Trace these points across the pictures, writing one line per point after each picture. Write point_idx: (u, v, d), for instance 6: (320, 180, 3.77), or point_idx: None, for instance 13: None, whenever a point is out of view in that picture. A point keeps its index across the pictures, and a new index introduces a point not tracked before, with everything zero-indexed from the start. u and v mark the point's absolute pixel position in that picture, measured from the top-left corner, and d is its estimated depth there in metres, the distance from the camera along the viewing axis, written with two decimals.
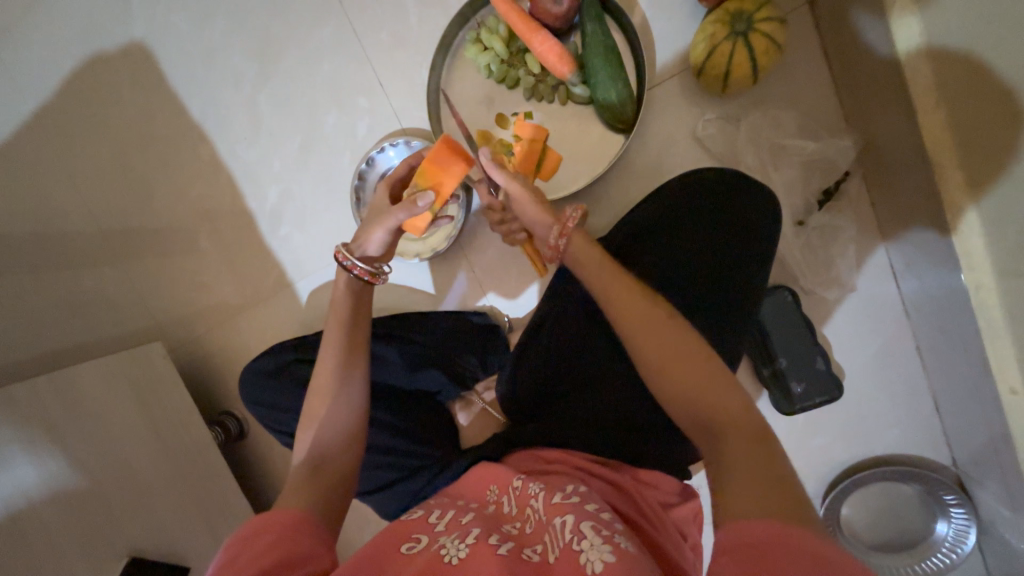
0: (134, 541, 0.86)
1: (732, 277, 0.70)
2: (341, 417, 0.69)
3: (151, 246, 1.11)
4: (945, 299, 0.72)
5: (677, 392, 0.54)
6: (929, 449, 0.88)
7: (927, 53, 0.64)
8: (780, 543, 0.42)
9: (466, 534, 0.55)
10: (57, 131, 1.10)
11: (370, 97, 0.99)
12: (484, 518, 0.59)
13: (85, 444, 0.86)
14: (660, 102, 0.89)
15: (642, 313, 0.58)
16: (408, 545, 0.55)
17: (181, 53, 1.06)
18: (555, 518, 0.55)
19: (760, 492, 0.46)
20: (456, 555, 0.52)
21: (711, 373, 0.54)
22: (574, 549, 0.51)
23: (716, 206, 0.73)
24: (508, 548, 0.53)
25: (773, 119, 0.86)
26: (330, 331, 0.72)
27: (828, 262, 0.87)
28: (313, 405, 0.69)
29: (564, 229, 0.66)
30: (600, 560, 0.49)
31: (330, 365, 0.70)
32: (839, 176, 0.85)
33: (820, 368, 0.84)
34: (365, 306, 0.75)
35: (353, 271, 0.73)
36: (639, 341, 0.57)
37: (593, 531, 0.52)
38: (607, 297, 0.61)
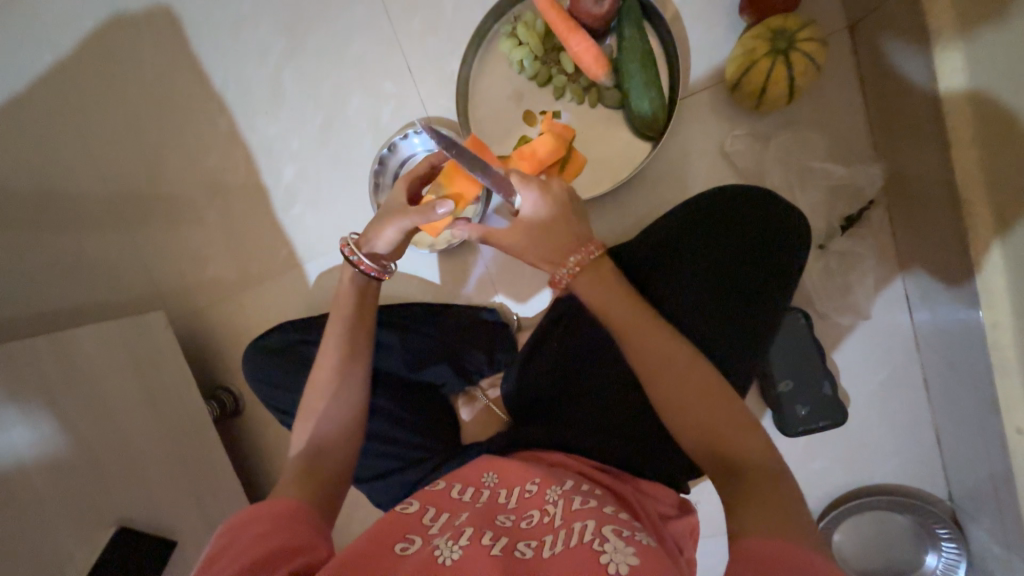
0: (123, 510, 0.85)
1: (751, 298, 0.70)
2: (340, 408, 0.68)
3: (160, 213, 1.09)
4: (958, 334, 0.72)
5: (686, 415, 0.56)
6: (927, 481, 0.88)
7: (968, 87, 0.64)
8: (786, 562, 0.43)
9: (459, 535, 0.54)
10: (73, 88, 1.08)
11: (397, 82, 0.98)
12: (479, 513, 0.58)
13: (81, 409, 0.85)
14: (690, 113, 0.89)
15: (654, 339, 0.60)
16: (402, 545, 0.54)
17: (208, 21, 1.04)
18: (574, 522, 0.55)
19: (767, 513, 0.47)
20: (450, 557, 0.51)
21: (722, 401, 0.56)
22: (594, 549, 0.51)
23: (738, 225, 0.73)
24: (501, 548, 0.52)
25: (801, 140, 0.86)
26: (336, 322, 0.72)
27: (844, 287, 0.87)
28: (312, 394, 0.69)
29: (575, 266, 0.65)
30: (624, 563, 0.49)
31: (331, 356, 0.70)
32: (863, 204, 0.85)
33: (827, 393, 0.84)
34: (370, 295, 0.75)
35: (359, 266, 0.74)
36: (652, 361, 0.59)
37: (615, 534, 0.52)
38: (621, 314, 0.62)
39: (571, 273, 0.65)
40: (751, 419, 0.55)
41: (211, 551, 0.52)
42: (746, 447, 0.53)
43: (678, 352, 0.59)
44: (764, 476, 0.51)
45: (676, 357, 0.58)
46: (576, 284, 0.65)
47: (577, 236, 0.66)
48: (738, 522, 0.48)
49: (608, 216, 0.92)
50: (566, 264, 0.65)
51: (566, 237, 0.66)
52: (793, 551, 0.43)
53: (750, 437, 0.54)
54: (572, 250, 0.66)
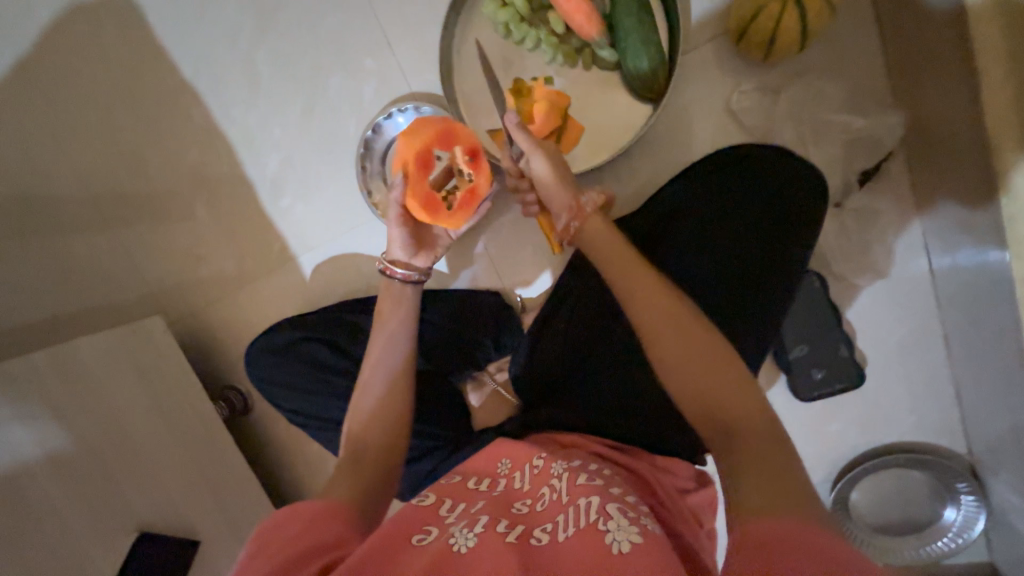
0: (140, 515, 0.85)
1: (763, 265, 0.66)
2: (386, 404, 0.69)
3: (145, 214, 1.05)
4: (981, 282, 0.69)
5: (689, 390, 0.54)
6: (945, 437, 0.87)
7: (995, 18, 0.57)
8: (786, 547, 0.41)
9: (474, 523, 0.53)
10: (33, 86, 1.01)
11: (377, 57, 0.92)
12: (494, 503, 0.57)
13: (86, 418, 0.84)
14: (694, 70, 0.83)
15: (662, 314, 0.57)
16: (419, 537, 0.52)
17: (170, 4, 0.97)
18: (579, 498, 0.54)
19: (769, 489, 0.45)
20: (465, 544, 0.50)
21: (722, 374, 0.53)
22: (599, 528, 0.50)
23: (752, 189, 0.69)
24: (516, 535, 0.52)
25: (814, 92, 0.81)
26: (381, 332, 0.76)
27: (862, 247, 0.83)
28: (358, 399, 0.70)
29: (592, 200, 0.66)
30: (626, 541, 0.48)
31: (377, 364, 0.72)
32: (883, 156, 0.80)
33: (842, 355, 0.83)
34: (409, 304, 0.79)
35: (401, 276, 0.79)
36: (659, 335, 0.56)
37: (619, 512, 0.51)
38: (634, 289, 0.59)
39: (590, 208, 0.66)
40: (758, 390, 0.53)
41: (250, 552, 0.52)
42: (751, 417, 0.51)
43: (679, 325, 0.56)
44: (762, 445, 0.49)
45: (680, 335, 0.55)
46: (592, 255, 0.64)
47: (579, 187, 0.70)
48: (741, 502, 0.46)
49: (611, 187, 0.87)
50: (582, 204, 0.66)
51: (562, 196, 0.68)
52: (807, 537, 0.41)
53: (754, 411, 0.51)
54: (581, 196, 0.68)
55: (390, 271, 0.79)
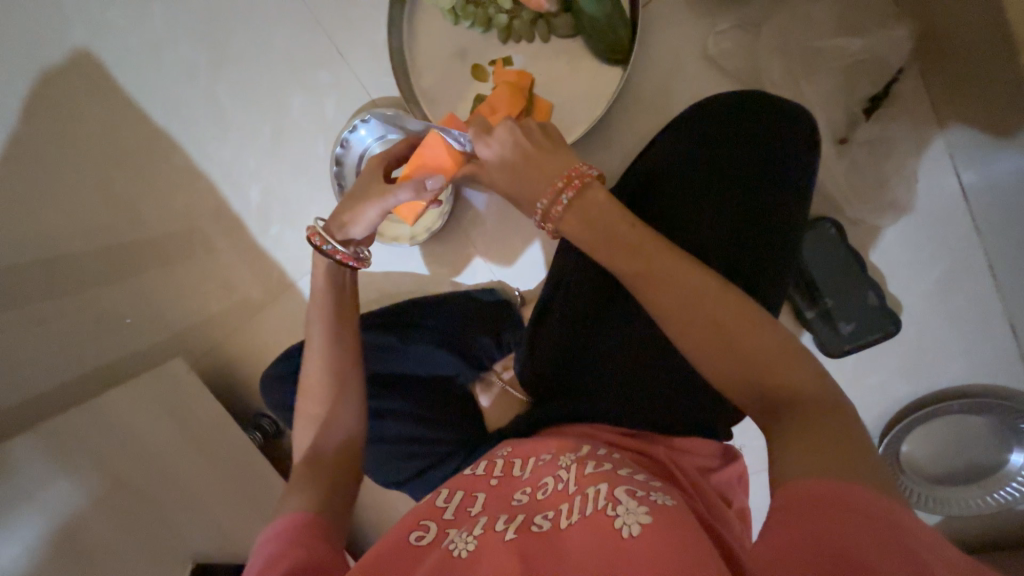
0: (195, 547, 0.91)
1: (760, 215, 0.60)
2: (339, 403, 0.65)
3: (144, 264, 1.07)
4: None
5: (706, 355, 0.48)
6: (1004, 375, 0.79)
7: None
8: (826, 499, 0.37)
9: (474, 525, 0.51)
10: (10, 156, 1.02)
11: (333, 70, 0.91)
12: (494, 496, 0.55)
13: (128, 464, 0.89)
14: (661, 19, 0.77)
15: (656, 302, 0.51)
16: (416, 535, 0.52)
17: (130, 54, 0.98)
18: (587, 488, 0.51)
19: (812, 445, 0.41)
20: (465, 548, 0.48)
21: (747, 335, 0.47)
22: (607, 514, 0.47)
23: (740, 136, 0.63)
24: (516, 530, 0.49)
25: (802, 17, 0.73)
26: (314, 324, 0.67)
27: (880, 182, 0.75)
28: (306, 399, 0.65)
29: (568, 195, 0.56)
30: (636, 523, 0.45)
31: (318, 362, 0.65)
32: (891, 76, 0.72)
33: (872, 303, 0.76)
34: (346, 287, 0.70)
35: (334, 255, 0.67)
36: (678, 302, 0.49)
37: (626, 495, 0.49)
38: (614, 255, 0.53)
39: (562, 209, 0.56)
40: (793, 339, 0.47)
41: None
42: (783, 379, 0.45)
43: (687, 293, 0.50)
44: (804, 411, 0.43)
45: (684, 296, 0.49)
46: (567, 227, 0.56)
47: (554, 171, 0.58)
48: (776, 462, 0.42)
49: (593, 162, 0.81)
50: (556, 189, 0.55)
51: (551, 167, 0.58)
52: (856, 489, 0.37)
53: (791, 363, 0.45)
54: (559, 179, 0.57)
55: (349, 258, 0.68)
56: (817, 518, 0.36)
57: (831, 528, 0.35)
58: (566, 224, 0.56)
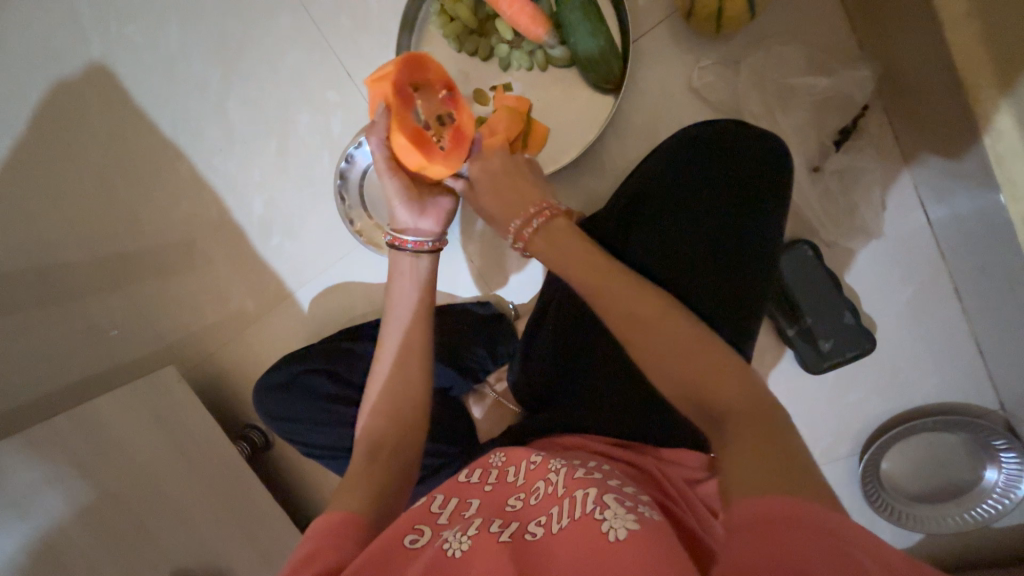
0: (176, 561, 0.90)
1: (738, 232, 0.65)
2: (404, 392, 0.66)
3: (142, 273, 1.08)
4: (980, 220, 0.69)
5: (666, 369, 0.51)
6: (975, 393, 0.83)
7: None
8: (780, 518, 0.37)
9: (468, 527, 0.52)
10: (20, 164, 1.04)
11: (341, 90, 0.96)
12: (488, 502, 0.56)
13: (114, 474, 0.87)
14: (649, 53, 0.82)
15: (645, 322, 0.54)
16: (411, 538, 0.51)
17: (143, 70, 1.01)
18: (576, 490, 0.53)
19: (758, 466, 0.41)
20: (459, 548, 0.49)
21: (707, 355, 0.50)
22: (595, 518, 0.48)
23: (718, 160, 0.68)
24: (510, 534, 0.50)
25: (777, 57, 0.80)
26: (395, 314, 0.70)
27: (851, 210, 0.81)
28: (374, 381, 0.68)
29: (523, 228, 0.64)
30: (624, 528, 0.46)
31: (389, 355, 0.68)
32: (857, 112, 0.79)
33: (849, 322, 0.80)
34: (425, 279, 0.72)
35: (406, 243, 0.70)
36: (637, 325, 0.54)
37: (616, 502, 0.50)
38: (605, 276, 0.58)
39: (528, 232, 0.63)
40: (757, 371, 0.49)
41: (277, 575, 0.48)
42: (731, 400, 0.47)
43: (651, 310, 0.55)
44: (753, 426, 0.45)
45: (650, 315, 0.54)
46: (534, 245, 0.63)
47: (530, 203, 0.66)
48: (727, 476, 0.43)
49: (586, 182, 0.86)
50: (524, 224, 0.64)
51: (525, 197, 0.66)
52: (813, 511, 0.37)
53: (735, 383, 0.48)
54: (518, 217, 0.65)
55: (398, 242, 0.70)
56: (771, 538, 0.36)
57: (792, 549, 0.35)
58: (533, 242, 0.63)
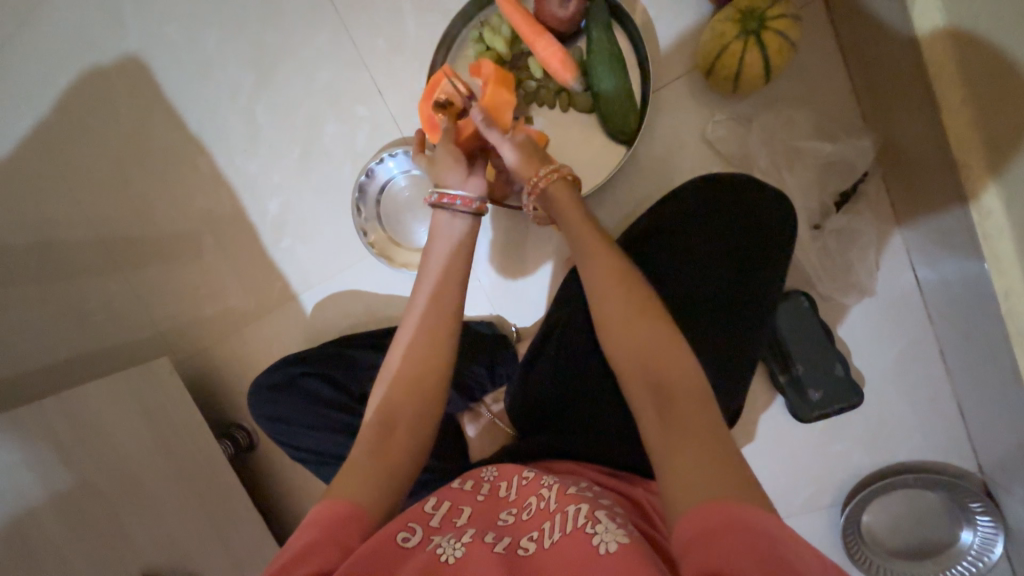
0: (145, 559, 0.87)
1: (740, 281, 0.70)
2: (420, 378, 0.63)
3: (148, 260, 1.08)
4: (961, 286, 0.73)
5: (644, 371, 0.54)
6: (954, 454, 0.85)
7: (952, 28, 0.63)
8: (737, 529, 0.39)
9: (461, 533, 0.53)
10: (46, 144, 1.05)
11: (370, 106, 0.99)
12: (480, 511, 0.57)
13: (96, 462, 0.86)
14: (669, 103, 0.87)
15: (666, 344, 0.55)
16: (403, 535, 0.52)
17: (178, 66, 1.04)
18: (567, 505, 0.54)
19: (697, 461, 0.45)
20: (452, 554, 0.50)
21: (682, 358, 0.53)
22: (586, 532, 0.49)
23: (725, 209, 0.72)
24: (504, 547, 0.51)
25: (786, 119, 0.85)
26: (420, 291, 0.68)
27: (846, 267, 0.85)
28: (392, 354, 0.66)
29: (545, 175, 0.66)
30: (614, 541, 0.47)
31: (412, 329, 0.66)
32: (857, 178, 0.84)
33: (839, 374, 0.83)
34: (454, 259, 0.69)
35: (446, 198, 0.69)
36: (652, 346, 0.54)
37: (608, 517, 0.51)
38: (617, 288, 0.60)
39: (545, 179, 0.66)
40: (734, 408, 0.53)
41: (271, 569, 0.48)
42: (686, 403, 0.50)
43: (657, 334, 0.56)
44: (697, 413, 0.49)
45: (653, 339, 0.55)
46: (555, 190, 0.66)
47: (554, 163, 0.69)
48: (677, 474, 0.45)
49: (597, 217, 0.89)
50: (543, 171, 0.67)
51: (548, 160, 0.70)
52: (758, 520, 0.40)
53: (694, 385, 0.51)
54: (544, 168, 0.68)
55: (446, 199, 0.69)
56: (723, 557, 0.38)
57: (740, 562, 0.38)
58: (550, 190, 0.66)
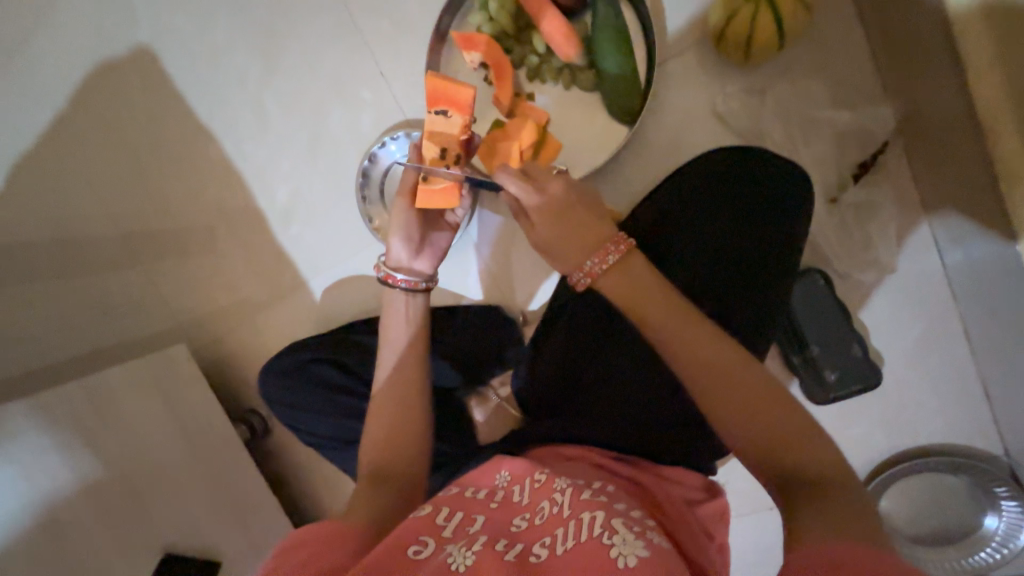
0: (167, 537, 0.90)
1: (757, 258, 0.67)
2: (401, 425, 0.67)
3: (162, 250, 1.10)
4: (992, 265, 0.70)
5: (732, 430, 0.54)
6: (979, 437, 0.82)
7: None
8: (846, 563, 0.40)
9: (472, 542, 0.52)
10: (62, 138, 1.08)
11: (374, 90, 0.99)
12: (492, 518, 0.56)
13: (118, 445, 0.88)
14: (677, 76, 0.85)
15: (712, 369, 0.54)
16: (414, 549, 0.52)
17: (187, 56, 1.05)
18: (582, 512, 0.54)
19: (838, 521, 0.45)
20: (463, 563, 0.50)
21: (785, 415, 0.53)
22: (603, 542, 0.50)
23: (739, 192, 0.69)
24: (517, 553, 0.52)
25: (800, 91, 0.82)
26: (392, 343, 0.73)
27: (864, 244, 0.82)
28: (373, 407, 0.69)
29: (593, 269, 0.60)
30: (634, 556, 0.48)
31: (388, 382, 0.70)
32: (876, 149, 0.81)
33: (857, 355, 0.80)
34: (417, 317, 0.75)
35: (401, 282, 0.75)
36: (714, 383, 0.54)
37: (624, 527, 0.52)
38: (668, 314, 0.57)
39: (591, 275, 0.61)
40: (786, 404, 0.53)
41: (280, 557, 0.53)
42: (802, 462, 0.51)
43: (724, 357, 0.55)
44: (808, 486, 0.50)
45: (724, 362, 0.55)
46: (606, 283, 0.60)
47: (603, 234, 0.61)
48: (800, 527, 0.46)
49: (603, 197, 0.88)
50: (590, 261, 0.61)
51: (594, 230, 0.62)
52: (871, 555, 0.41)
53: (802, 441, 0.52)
54: (592, 252, 0.61)
55: (391, 280, 0.75)
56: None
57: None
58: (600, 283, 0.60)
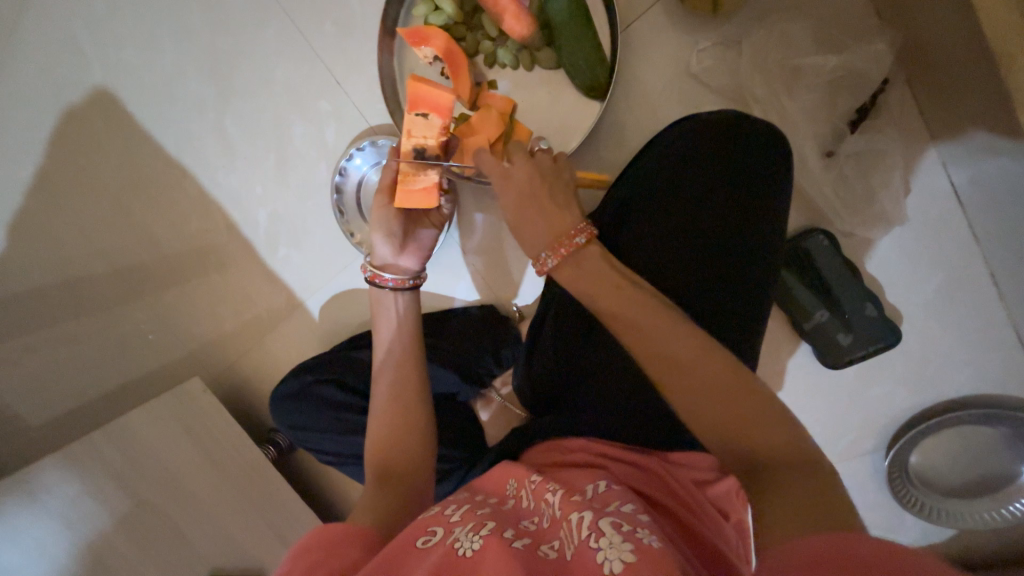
0: (211, 560, 0.95)
1: (741, 226, 0.62)
2: (403, 425, 0.64)
3: (159, 289, 1.12)
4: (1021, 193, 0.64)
5: (709, 417, 0.50)
6: (1012, 384, 0.77)
7: None
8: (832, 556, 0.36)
9: (480, 526, 0.48)
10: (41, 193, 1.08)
11: (333, 100, 0.96)
12: (501, 514, 0.52)
13: (149, 482, 0.93)
14: (645, 38, 0.78)
15: (686, 358, 0.51)
16: (424, 538, 0.48)
17: (144, 91, 1.03)
18: (571, 514, 0.49)
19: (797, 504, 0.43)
20: (471, 547, 0.46)
21: (761, 403, 0.50)
22: (590, 547, 0.45)
23: (712, 155, 0.64)
24: (523, 544, 0.47)
25: (782, 34, 0.74)
26: (384, 344, 0.70)
27: (870, 193, 0.75)
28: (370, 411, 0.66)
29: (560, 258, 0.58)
30: (618, 561, 0.43)
31: (385, 381, 0.67)
32: (876, 87, 0.73)
33: (871, 315, 0.76)
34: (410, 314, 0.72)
35: (390, 282, 0.72)
36: (702, 383, 0.50)
37: (612, 528, 0.47)
38: (640, 311, 0.54)
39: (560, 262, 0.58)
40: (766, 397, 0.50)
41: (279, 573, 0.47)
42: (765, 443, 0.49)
43: (692, 348, 0.51)
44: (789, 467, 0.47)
45: (687, 354, 0.51)
46: (570, 275, 0.58)
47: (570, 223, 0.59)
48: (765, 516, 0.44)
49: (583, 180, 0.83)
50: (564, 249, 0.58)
51: (559, 220, 0.59)
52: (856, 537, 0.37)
53: (777, 428, 0.49)
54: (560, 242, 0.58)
55: (378, 279, 0.72)
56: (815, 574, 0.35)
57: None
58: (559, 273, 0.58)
